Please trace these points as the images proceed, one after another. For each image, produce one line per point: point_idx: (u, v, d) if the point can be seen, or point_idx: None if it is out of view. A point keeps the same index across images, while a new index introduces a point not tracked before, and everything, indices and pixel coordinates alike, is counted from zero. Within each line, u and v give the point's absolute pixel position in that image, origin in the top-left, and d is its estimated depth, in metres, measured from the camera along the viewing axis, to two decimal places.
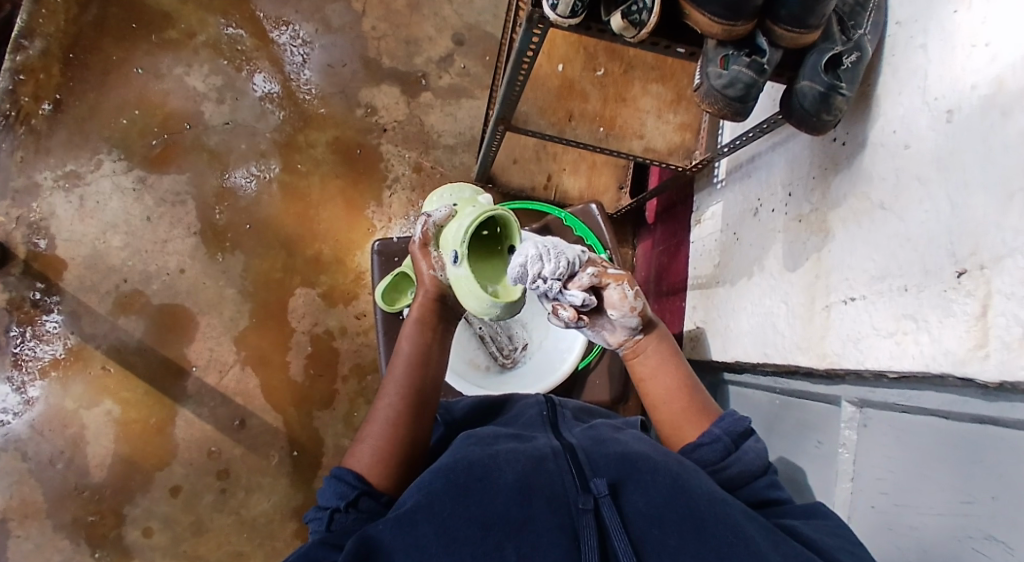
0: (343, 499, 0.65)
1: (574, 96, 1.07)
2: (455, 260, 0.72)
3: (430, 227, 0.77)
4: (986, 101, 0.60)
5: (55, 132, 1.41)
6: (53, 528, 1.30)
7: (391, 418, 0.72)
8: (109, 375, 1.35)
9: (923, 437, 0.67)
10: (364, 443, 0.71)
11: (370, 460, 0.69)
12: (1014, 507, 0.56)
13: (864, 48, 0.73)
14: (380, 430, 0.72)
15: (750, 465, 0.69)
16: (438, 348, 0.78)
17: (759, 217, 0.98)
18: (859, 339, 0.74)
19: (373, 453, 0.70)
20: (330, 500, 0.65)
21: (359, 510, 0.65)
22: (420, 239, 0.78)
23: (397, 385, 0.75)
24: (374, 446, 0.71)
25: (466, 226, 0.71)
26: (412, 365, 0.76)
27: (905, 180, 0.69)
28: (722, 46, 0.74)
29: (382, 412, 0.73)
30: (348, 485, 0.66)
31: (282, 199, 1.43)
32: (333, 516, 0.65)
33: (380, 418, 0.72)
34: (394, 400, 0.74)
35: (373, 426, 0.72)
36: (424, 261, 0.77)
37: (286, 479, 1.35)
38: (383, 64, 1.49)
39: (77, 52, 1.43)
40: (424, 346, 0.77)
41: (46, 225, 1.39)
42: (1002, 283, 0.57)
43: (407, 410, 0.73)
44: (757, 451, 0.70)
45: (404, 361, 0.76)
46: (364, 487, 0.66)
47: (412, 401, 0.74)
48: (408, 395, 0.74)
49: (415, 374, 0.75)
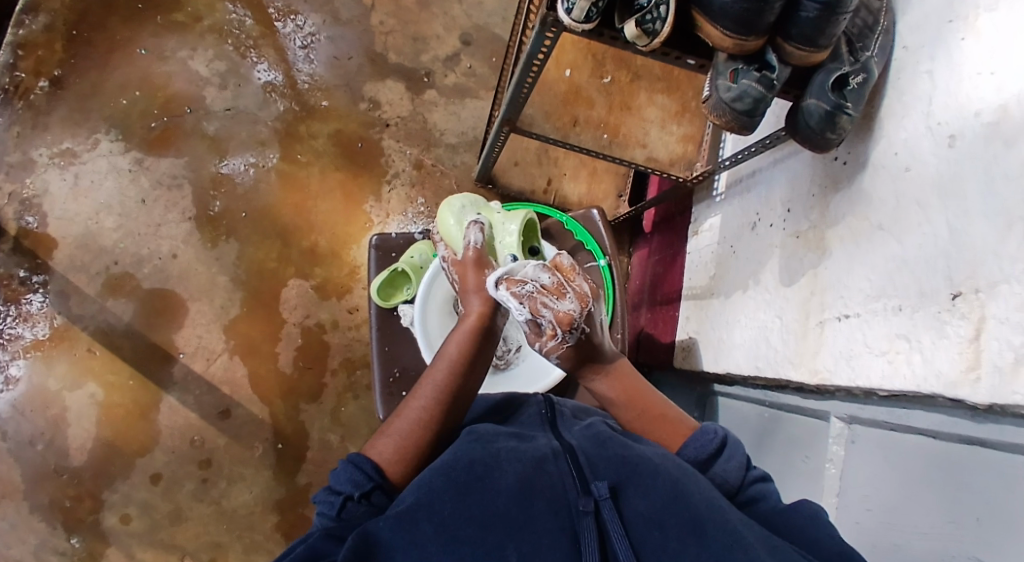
0: (357, 488, 0.64)
1: (579, 102, 1.08)
2: (512, 263, 0.89)
3: (485, 236, 0.89)
4: (989, 128, 0.61)
5: (53, 109, 1.40)
6: (30, 509, 1.29)
7: (422, 417, 0.72)
8: (94, 357, 1.34)
9: (912, 455, 0.68)
10: (388, 437, 0.71)
11: (391, 454, 0.69)
12: (999, 530, 0.57)
13: (872, 70, 0.73)
14: (407, 426, 0.72)
15: (718, 489, 0.67)
16: (483, 355, 0.80)
17: (757, 231, 0.99)
18: (852, 357, 0.74)
19: (396, 447, 0.70)
20: (343, 485, 0.64)
21: (371, 503, 0.64)
22: (477, 247, 0.86)
23: (434, 386, 0.75)
24: (398, 441, 0.70)
25: (518, 235, 0.90)
26: (453, 370, 0.76)
27: (904, 201, 0.69)
28: (732, 59, 0.75)
29: (414, 410, 0.73)
30: (364, 474, 0.65)
31: (280, 188, 1.42)
32: (343, 504, 0.63)
33: (411, 415, 0.73)
34: (430, 399, 0.74)
35: (401, 422, 0.72)
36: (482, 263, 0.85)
37: (268, 472, 1.34)
38: (389, 60, 1.49)
39: (80, 29, 1.43)
40: (469, 350, 0.78)
41: (39, 202, 1.37)
42: (997, 307, 0.57)
43: (439, 414, 0.73)
44: (725, 474, 0.67)
45: (446, 365, 0.77)
46: (378, 481, 0.65)
47: (446, 407, 0.74)
48: (442, 399, 0.74)
49: (455, 380, 0.76)
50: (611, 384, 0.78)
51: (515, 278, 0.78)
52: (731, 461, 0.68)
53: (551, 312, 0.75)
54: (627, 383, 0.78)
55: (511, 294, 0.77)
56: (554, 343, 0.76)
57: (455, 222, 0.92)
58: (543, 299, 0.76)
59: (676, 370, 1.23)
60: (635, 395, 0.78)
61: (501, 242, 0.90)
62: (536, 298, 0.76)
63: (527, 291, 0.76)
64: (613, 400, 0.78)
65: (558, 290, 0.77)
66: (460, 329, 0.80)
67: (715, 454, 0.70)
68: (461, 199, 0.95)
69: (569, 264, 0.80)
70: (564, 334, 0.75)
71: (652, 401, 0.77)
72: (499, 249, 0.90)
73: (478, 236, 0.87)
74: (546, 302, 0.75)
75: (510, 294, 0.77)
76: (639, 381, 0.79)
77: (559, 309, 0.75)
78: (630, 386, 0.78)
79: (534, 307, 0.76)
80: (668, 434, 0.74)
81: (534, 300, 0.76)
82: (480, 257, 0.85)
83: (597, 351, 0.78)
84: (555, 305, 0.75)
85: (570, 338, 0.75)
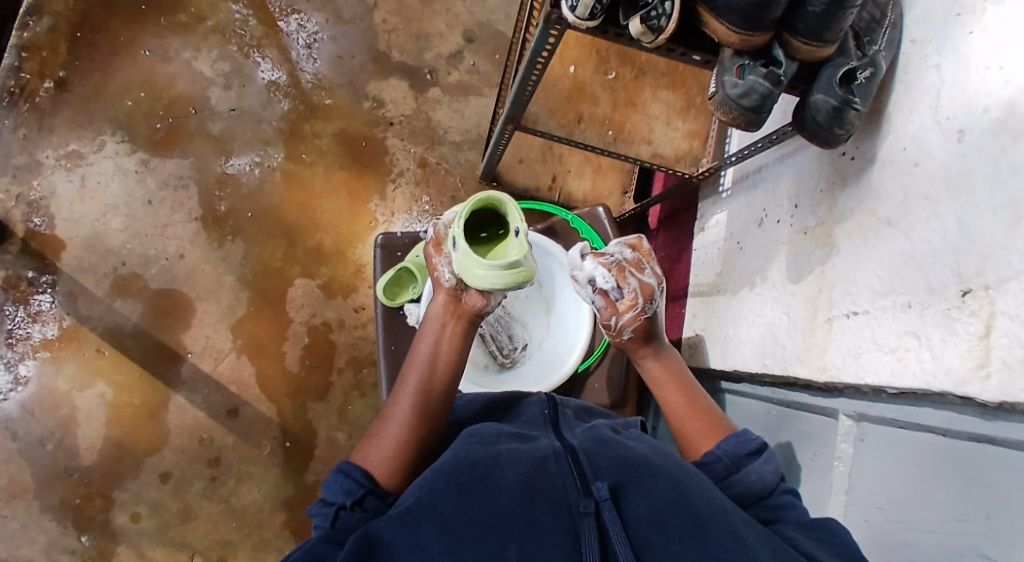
0: (350, 496, 0.64)
1: (584, 98, 1.08)
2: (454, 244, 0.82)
3: (444, 227, 0.88)
4: (998, 123, 0.60)
5: (58, 111, 1.40)
6: (41, 509, 1.30)
7: (405, 416, 0.74)
8: (103, 358, 1.35)
9: (919, 453, 0.67)
10: (375, 441, 0.72)
11: (376, 454, 0.70)
12: (1009, 528, 0.57)
13: (879, 64, 0.73)
14: (391, 427, 0.73)
15: (750, 487, 0.68)
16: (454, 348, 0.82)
17: (763, 228, 0.99)
18: (861, 354, 0.74)
19: (382, 448, 0.71)
20: (335, 496, 0.65)
21: (364, 508, 0.64)
22: (434, 238, 0.88)
23: (410, 385, 0.77)
24: (383, 442, 0.72)
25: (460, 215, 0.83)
26: (423, 369, 0.79)
27: (912, 198, 0.69)
28: (739, 55, 0.74)
29: (398, 412, 0.75)
30: (354, 482, 0.65)
31: (285, 187, 1.43)
32: (337, 513, 0.64)
33: (395, 416, 0.74)
34: (411, 398, 0.76)
35: (385, 426, 0.74)
36: (436, 254, 0.86)
37: (277, 470, 1.34)
38: (392, 58, 1.49)
39: (85, 31, 1.43)
40: (436, 343, 0.81)
41: (46, 204, 1.38)
42: (1006, 304, 0.57)
43: (418, 411, 0.75)
44: (761, 473, 0.69)
45: (420, 363, 0.79)
46: (370, 486, 0.66)
47: (422, 402, 0.76)
48: (420, 393, 0.77)
49: (426, 377, 0.78)
50: (659, 368, 0.85)
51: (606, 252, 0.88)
52: (768, 464, 0.70)
53: (636, 282, 0.84)
54: (670, 371, 0.85)
55: (598, 264, 0.86)
56: (632, 314, 0.84)
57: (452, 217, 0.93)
58: (628, 271, 0.85)
59: (682, 366, 1.23)
60: (680, 383, 0.83)
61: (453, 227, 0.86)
62: (623, 270, 0.86)
63: (616, 262, 0.86)
64: (655, 384, 0.84)
65: (639, 265, 0.86)
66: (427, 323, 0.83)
67: (752, 453, 0.71)
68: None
69: (648, 248, 0.89)
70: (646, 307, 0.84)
71: (689, 391, 0.82)
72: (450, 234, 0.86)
73: (437, 229, 0.88)
74: (632, 276, 0.85)
75: (597, 264, 0.86)
76: (683, 372, 0.85)
77: (642, 281, 0.84)
78: (674, 374, 0.85)
79: (620, 277, 0.85)
80: (697, 431, 0.77)
81: (620, 269, 0.86)
82: (435, 247, 0.87)
83: (655, 335, 0.85)
84: (639, 276, 0.85)
85: (649, 310, 0.84)
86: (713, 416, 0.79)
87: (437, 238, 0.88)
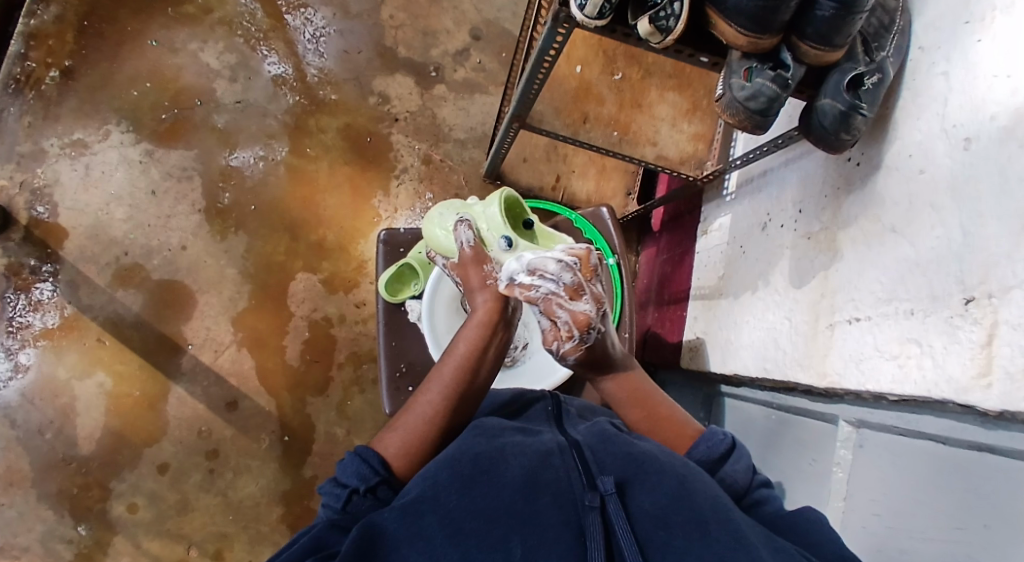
0: (364, 482, 0.64)
1: (590, 98, 1.07)
2: (508, 246, 0.82)
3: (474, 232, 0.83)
4: (1005, 131, 0.60)
5: (64, 100, 1.40)
6: (39, 497, 1.30)
7: (430, 413, 0.72)
8: (103, 348, 1.35)
9: (919, 459, 0.67)
10: (397, 431, 0.71)
11: (396, 448, 0.69)
12: (1006, 537, 0.56)
13: (886, 70, 0.73)
14: (415, 421, 0.72)
15: (728, 490, 0.67)
16: (493, 353, 0.78)
17: (767, 231, 0.98)
18: (862, 360, 0.74)
19: (402, 442, 0.70)
20: (349, 478, 0.64)
21: (376, 497, 0.64)
22: (471, 246, 0.81)
23: (443, 384, 0.74)
24: (405, 436, 0.70)
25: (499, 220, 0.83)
26: (459, 369, 0.75)
27: (918, 204, 0.69)
28: (746, 57, 0.74)
29: (425, 406, 0.73)
30: (371, 468, 0.65)
31: (289, 181, 1.43)
32: (349, 496, 0.63)
33: (421, 410, 0.72)
34: (441, 395, 0.73)
35: (410, 418, 0.72)
36: (484, 264, 0.80)
37: (275, 463, 1.34)
38: (399, 54, 1.49)
39: (92, 21, 1.43)
40: (480, 345, 0.77)
41: (50, 192, 1.38)
42: (1009, 313, 0.57)
43: (447, 413, 0.73)
44: (734, 475, 0.67)
45: (458, 360, 0.75)
46: (384, 475, 0.65)
47: (453, 404, 0.73)
48: (451, 394, 0.74)
49: (463, 380, 0.75)
50: (615, 386, 0.79)
51: (529, 279, 0.74)
52: (738, 464, 0.69)
53: (567, 314, 0.71)
54: (634, 383, 0.79)
55: (525, 298, 0.74)
56: (571, 345, 0.72)
57: (439, 228, 0.85)
58: (558, 300, 0.72)
59: (683, 369, 1.23)
60: (642, 396, 0.79)
61: (489, 230, 0.83)
62: (552, 305, 0.72)
63: (541, 295, 0.72)
64: (619, 402, 0.79)
65: (575, 291, 0.73)
66: (471, 323, 0.78)
67: (723, 456, 0.69)
68: (439, 209, 0.87)
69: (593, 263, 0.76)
70: (584, 338, 0.72)
71: (657, 399, 0.78)
72: (488, 236, 0.83)
73: (467, 238, 0.82)
74: (562, 311, 0.72)
75: (521, 299, 0.74)
76: (646, 383, 0.80)
77: (575, 310, 0.72)
78: (636, 387, 0.79)
79: (550, 311, 0.72)
80: (674, 436, 0.75)
81: (547, 300, 0.72)
82: (482, 264, 0.80)
83: (617, 357, 0.79)
84: (570, 306, 0.72)
85: (587, 339, 0.72)
86: (683, 422, 0.76)
87: (473, 248, 0.81)
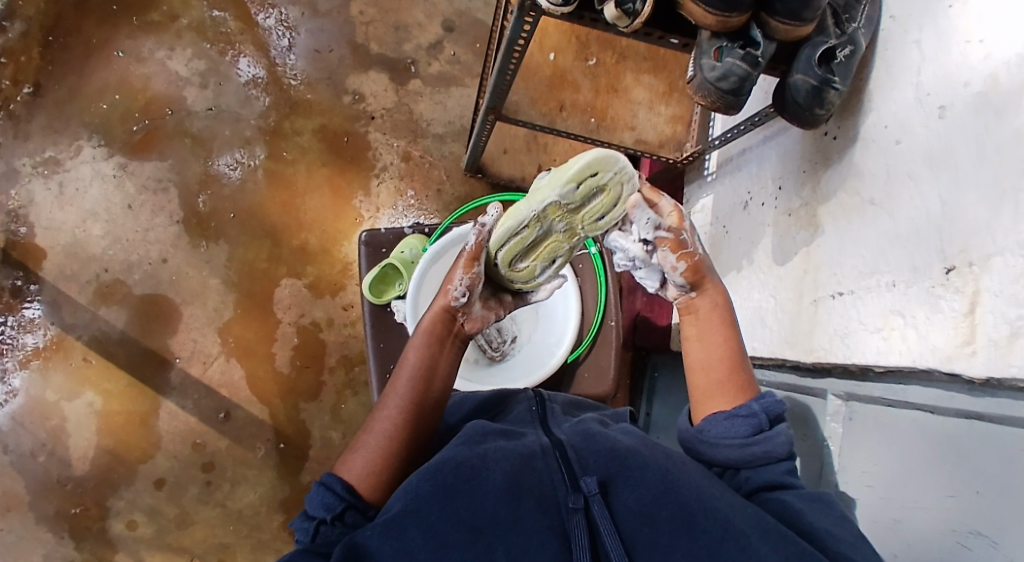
0: (330, 511, 0.62)
1: (565, 86, 1.05)
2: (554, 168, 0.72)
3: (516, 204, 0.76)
4: (979, 97, 0.59)
5: (34, 117, 1.38)
6: (36, 520, 1.29)
7: (391, 432, 0.69)
8: (90, 366, 1.33)
9: (907, 433, 0.67)
10: (357, 453, 0.68)
11: (362, 469, 0.67)
12: (1000, 502, 0.55)
13: (859, 42, 0.72)
14: (377, 440, 0.69)
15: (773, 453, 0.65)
16: (445, 362, 0.74)
17: (748, 210, 0.98)
18: (847, 334, 0.73)
19: (369, 463, 0.67)
20: (316, 510, 0.63)
21: (344, 524, 0.62)
22: (468, 251, 0.75)
23: (400, 396, 0.71)
24: (369, 456, 0.67)
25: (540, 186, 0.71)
26: (416, 379, 0.72)
27: (895, 175, 0.68)
28: (716, 37, 0.73)
29: (383, 423, 0.70)
30: (335, 495, 0.63)
31: (267, 186, 1.41)
32: (317, 528, 0.62)
33: (380, 428, 0.69)
34: (399, 414, 0.70)
35: (370, 437, 0.69)
36: (460, 269, 0.74)
37: (271, 471, 1.34)
38: (371, 50, 1.46)
39: (57, 35, 1.40)
40: (427, 357, 0.73)
41: (25, 213, 1.36)
42: (991, 280, 0.56)
43: (410, 431, 0.70)
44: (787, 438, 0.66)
45: (409, 374, 0.72)
46: (350, 500, 0.63)
47: (414, 423, 0.70)
48: (411, 413, 0.70)
49: (416, 392, 0.71)
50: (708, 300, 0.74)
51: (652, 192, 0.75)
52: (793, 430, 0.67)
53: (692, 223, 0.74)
54: (719, 307, 0.74)
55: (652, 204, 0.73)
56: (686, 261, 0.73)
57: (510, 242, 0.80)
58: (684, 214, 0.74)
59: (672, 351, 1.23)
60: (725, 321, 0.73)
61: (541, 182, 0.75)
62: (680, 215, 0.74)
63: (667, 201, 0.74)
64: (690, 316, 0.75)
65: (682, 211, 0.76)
66: (418, 334, 0.75)
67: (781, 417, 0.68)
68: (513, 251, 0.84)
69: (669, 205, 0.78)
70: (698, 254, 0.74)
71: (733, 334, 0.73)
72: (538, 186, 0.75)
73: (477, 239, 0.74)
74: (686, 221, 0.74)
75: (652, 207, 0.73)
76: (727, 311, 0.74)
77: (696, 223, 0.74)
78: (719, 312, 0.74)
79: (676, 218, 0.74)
80: (706, 390, 0.71)
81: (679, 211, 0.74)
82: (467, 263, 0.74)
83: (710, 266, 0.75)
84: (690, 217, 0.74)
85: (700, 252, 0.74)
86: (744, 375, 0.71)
87: (475, 249, 0.74)
